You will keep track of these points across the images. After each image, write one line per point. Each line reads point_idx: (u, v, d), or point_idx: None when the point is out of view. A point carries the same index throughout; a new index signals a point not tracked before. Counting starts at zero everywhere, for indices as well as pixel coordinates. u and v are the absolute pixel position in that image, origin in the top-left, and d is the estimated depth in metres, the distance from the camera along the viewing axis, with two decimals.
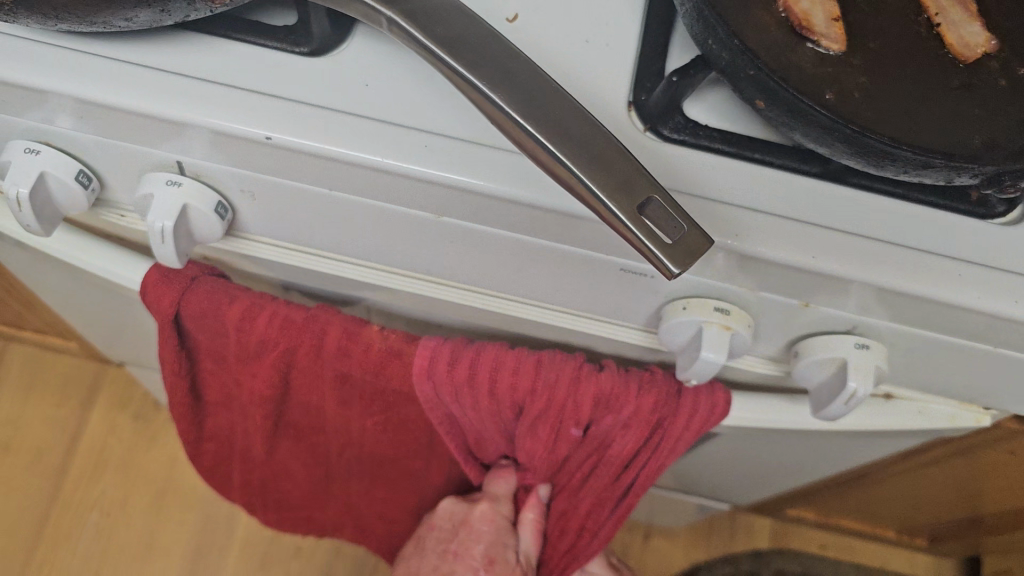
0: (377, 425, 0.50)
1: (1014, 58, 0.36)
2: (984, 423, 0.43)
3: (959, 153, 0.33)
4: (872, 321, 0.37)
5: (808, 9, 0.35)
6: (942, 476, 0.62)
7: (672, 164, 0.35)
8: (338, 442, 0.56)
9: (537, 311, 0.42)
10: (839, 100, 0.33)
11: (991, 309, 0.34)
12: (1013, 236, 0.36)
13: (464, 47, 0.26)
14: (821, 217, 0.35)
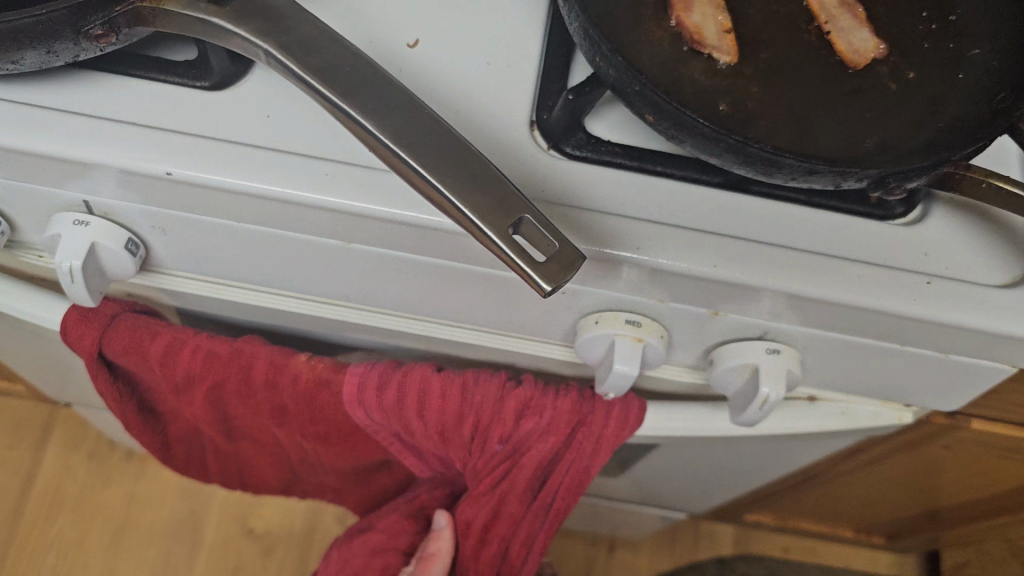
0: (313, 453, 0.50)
1: (903, 62, 0.37)
2: (907, 420, 0.44)
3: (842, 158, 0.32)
4: (783, 326, 0.37)
5: (700, 23, 0.36)
6: (886, 474, 0.63)
7: (576, 179, 0.35)
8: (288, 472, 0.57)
9: (458, 332, 0.42)
10: (731, 110, 0.34)
11: (893, 309, 0.35)
12: (912, 235, 0.36)
13: (341, 76, 0.27)
14: (725, 228, 0.35)
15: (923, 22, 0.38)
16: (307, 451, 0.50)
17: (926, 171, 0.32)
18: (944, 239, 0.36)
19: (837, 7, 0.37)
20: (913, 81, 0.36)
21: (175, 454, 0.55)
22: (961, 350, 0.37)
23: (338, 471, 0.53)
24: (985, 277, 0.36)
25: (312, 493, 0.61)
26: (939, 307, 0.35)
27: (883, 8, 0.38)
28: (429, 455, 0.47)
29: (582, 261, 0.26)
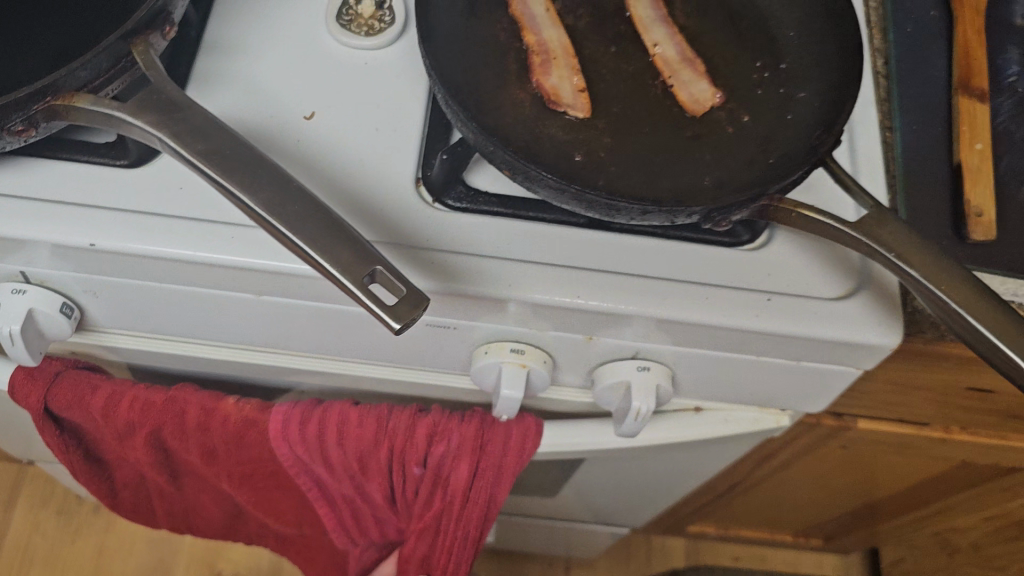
0: (249, 501, 0.54)
1: (739, 107, 0.42)
2: (784, 423, 0.49)
3: (668, 198, 0.36)
4: (650, 346, 0.42)
5: (557, 83, 0.41)
6: (800, 476, 0.68)
7: (456, 227, 0.40)
8: (236, 513, 0.61)
9: (372, 369, 0.46)
10: (585, 160, 0.39)
11: (738, 325, 0.40)
12: (758, 259, 0.41)
13: (223, 158, 0.32)
14: (591, 262, 0.40)
15: (756, 71, 0.43)
16: (246, 499, 0.54)
17: (742, 207, 0.36)
18: (786, 260, 0.41)
19: (679, 62, 0.41)
20: (747, 124, 0.41)
21: (122, 487, 0.58)
22: (808, 358, 0.42)
23: (280, 520, 0.57)
24: (823, 290, 0.41)
25: (262, 535, 0.64)
26: (780, 321, 0.40)
27: (723, 60, 0.43)
28: (355, 497, 0.50)
29: (428, 302, 0.30)
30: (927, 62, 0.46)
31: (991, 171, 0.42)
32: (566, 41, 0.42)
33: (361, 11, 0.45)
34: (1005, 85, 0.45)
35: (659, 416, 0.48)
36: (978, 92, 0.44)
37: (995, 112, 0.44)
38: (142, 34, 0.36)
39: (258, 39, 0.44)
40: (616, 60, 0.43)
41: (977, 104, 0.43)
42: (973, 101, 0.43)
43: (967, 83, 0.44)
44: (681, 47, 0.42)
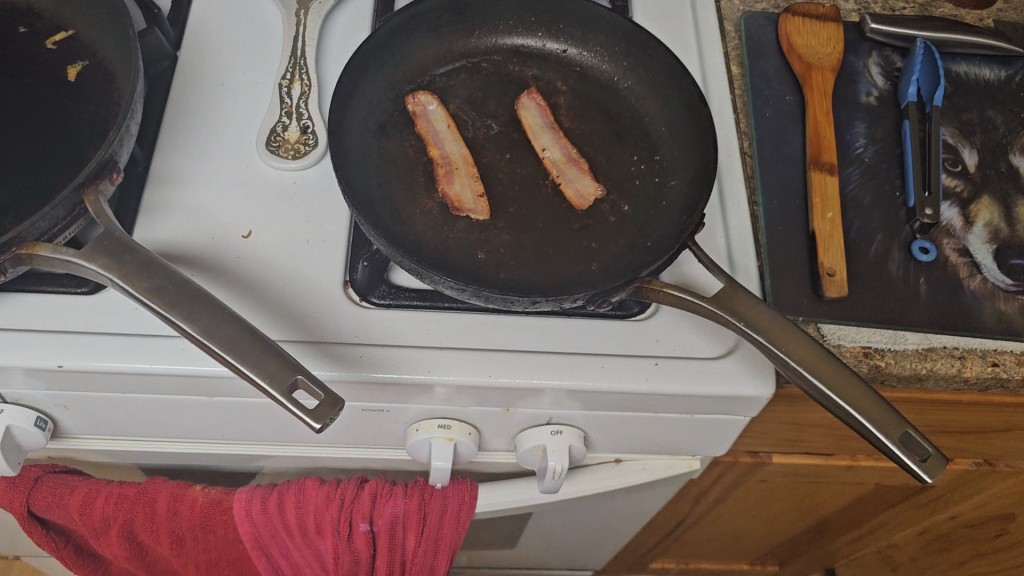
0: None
1: (620, 198, 0.48)
2: (696, 466, 0.54)
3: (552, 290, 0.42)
4: (560, 411, 0.47)
5: (459, 191, 0.47)
6: (737, 509, 0.73)
7: (380, 322, 0.46)
8: None
9: (320, 450, 0.52)
10: (487, 257, 0.45)
11: (632, 388, 0.45)
12: (648, 328, 0.47)
13: (164, 293, 0.37)
14: (500, 343, 0.46)
15: (635, 164, 0.49)
16: None
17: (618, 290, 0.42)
18: (671, 326, 0.47)
19: (565, 162, 0.48)
20: (627, 212, 0.48)
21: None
22: (700, 411, 0.47)
23: None
24: (705, 349, 0.46)
25: None
26: (668, 381, 0.45)
27: (604, 157, 0.50)
28: None
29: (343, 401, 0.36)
30: (785, 141, 0.53)
31: (841, 235, 0.48)
32: (465, 152, 0.48)
33: (287, 137, 0.51)
34: (852, 156, 0.52)
35: (582, 469, 0.54)
36: (827, 166, 0.50)
37: (845, 181, 0.51)
38: (93, 184, 0.42)
39: (197, 168, 0.50)
40: (511, 165, 0.49)
41: (827, 177, 0.50)
42: (823, 175, 0.50)
43: (818, 158, 0.51)
44: (565, 149, 0.48)
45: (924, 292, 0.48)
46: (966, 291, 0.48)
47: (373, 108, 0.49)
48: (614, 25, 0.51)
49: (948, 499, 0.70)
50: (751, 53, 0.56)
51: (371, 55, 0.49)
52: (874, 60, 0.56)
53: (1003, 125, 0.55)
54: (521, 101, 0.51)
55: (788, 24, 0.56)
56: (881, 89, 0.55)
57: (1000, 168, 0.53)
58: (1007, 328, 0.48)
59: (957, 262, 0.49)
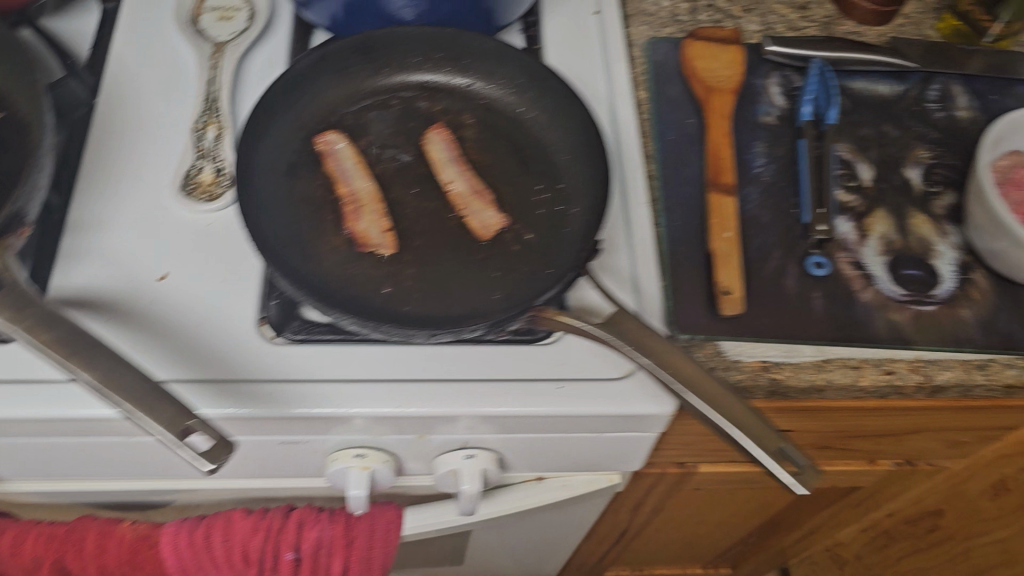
0: None
1: (523, 227, 0.50)
2: (616, 479, 0.56)
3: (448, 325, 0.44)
4: (471, 436, 0.49)
5: (366, 227, 0.48)
6: (677, 516, 0.75)
7: (292, 359, 0.47)
8: None
9: (247, 482, 0.53)
10: (393, 291, 0.47)
11: (537, 412, 0.46)
12: (555, 351, 0.48)
13: (66, 341, 0.38)
14: (410, 373, 0.47)
15: (538, 193, 0.51)
16: None
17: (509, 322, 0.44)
18: (577, 349, 0.48)
19: (470, 195, 0.50)
20: (530, 241, 0.50)
21: None
22: (609, 430, 0.49)
23: None
24: (610, 370, 0.48)
25: None
26: (571, 402, 0.47)
27: (508, 188, 0.52)
28: None
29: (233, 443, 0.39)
30: (687, 164, 0.55)
31: (738, 254, 0.50)
32: (373, 188, 0.49)
33: (202, 179, 0.52)
34: (752, 176, 0.54)
35: (507, 488, 0.56)
36: (725, 188, 0.52)
37: (744, 200, 0.53)
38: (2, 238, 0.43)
39: (114, 214, 0.51)
40: (418, 199, 0.51)
41: (725, 199, 0.52)
42: (721, 196, 0.52)
43: (717, 180, 0.53)
44: (470, 180, 0.50)
45: (819, 306, 0.50)
46: (859, 302, 0.50)
47: (282, 149, 0.51)
48: (514, 59, 0.53)
49: (878, 497, 0.72)
50: (656, 78, 0.58)
51: (278, 99, 0.51)
52: (775, 80, 0.58)
53: (897, 139, 0.57)
54: (427, 135, 0.52)
55: (692, 48, 0.58)
56: (781, 108, 0.57)
57: (894, 181, 0.55)
58: (898, 337, 0.50)
59: (851, 275, 0.51)
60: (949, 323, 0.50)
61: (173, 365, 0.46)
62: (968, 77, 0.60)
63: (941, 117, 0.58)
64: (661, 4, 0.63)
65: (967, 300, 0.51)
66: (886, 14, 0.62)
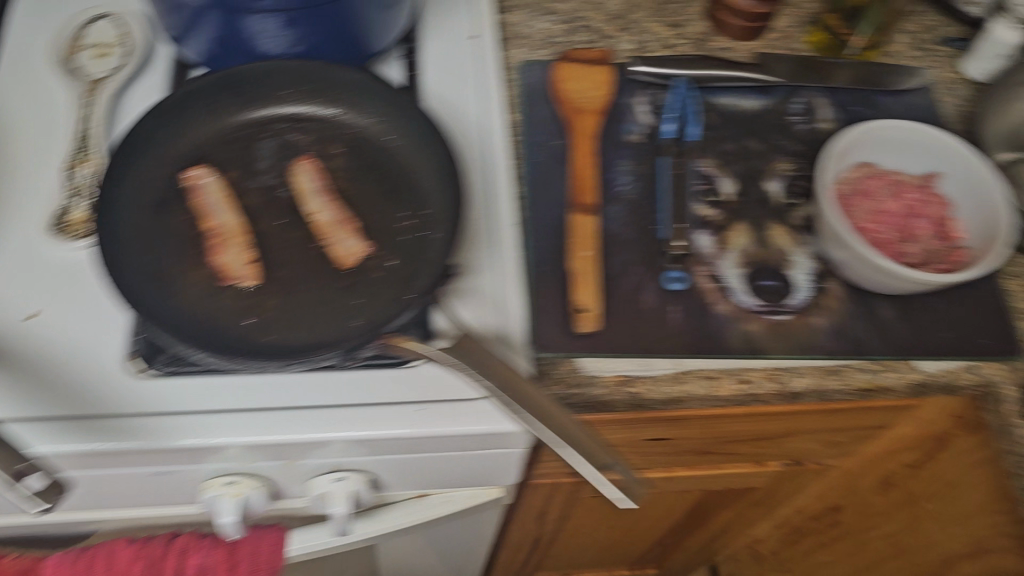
0: None
1: (385, 252, 0.52)
2: (495, 493, 0.58)
3: (296, 354, 0.45)
4: (338, 459, 0.50)
5: (230, 259, 0.49)
6: (585, 520, 0.77)
7: (157, 394, 0.48)
8: None
9: (130, 511, 0.54)
10: (256, 321, 0.49)
11: (396, 434, 0.48)
12: (414, 374, 0.49)
13: None
14: (275, 401, 0.48)
15: (400, 219, 0.53)
16: None
17: (356, 348, 0.46)
18: (436, 373, 0.49)
19: (332, 225, 0.51)
20: (392, 267, 0.51)
21: None
22: (478, 448, 0.51)
23: None
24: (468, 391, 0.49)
25: None
26: (430, 424, 0.48)
27: (372, 216, 0.53)
28: None
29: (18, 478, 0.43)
30: (552, 186, 0.56)
31: (593, 273, 0.52)
32: (239, 222, 0.50)
33: (73, 217, 0.53)
34: (615, 195, 0.56)
35: (391, 506, 0.57)
36: (585, 208, 0.54)
37: (607, 219, 0.55)
38: None
39: None
40: (283, 230, 0.52)
41: (585, 219, 0.54)
42: (582, 217, 0.54)
43: (578, 200, 0.54)
44: (334, 211, 0.51)
45: (675, 319, 0.52)
46: (714, 314, 0.52)
47: (148, 186, 0.52)
48: (376, 89, 0.55)
49: (776, 494, 0.74)
50: (527, 101, 0.60)
51: (143, 138, 0.52)
52: (643, 99, 0.60)
53: (760, 152, 0.59)
54: (295, 166, 0.53)
55: (561, 69, 0.59)
56: (647, 126, 0.59)
57: (755, 194, 0.57)
58: (750, 347, 0.51)
59: (708, 288, 0.53)
60: (802, 332, 0.52)
61: (39, 405, 0.46)
62: (833, 89, 0.62)
63: (803, 129, 0.60)
64: (536, 26, 0.65)
65: (820, 308, 0.53)
66: (754, 29, 0.64)
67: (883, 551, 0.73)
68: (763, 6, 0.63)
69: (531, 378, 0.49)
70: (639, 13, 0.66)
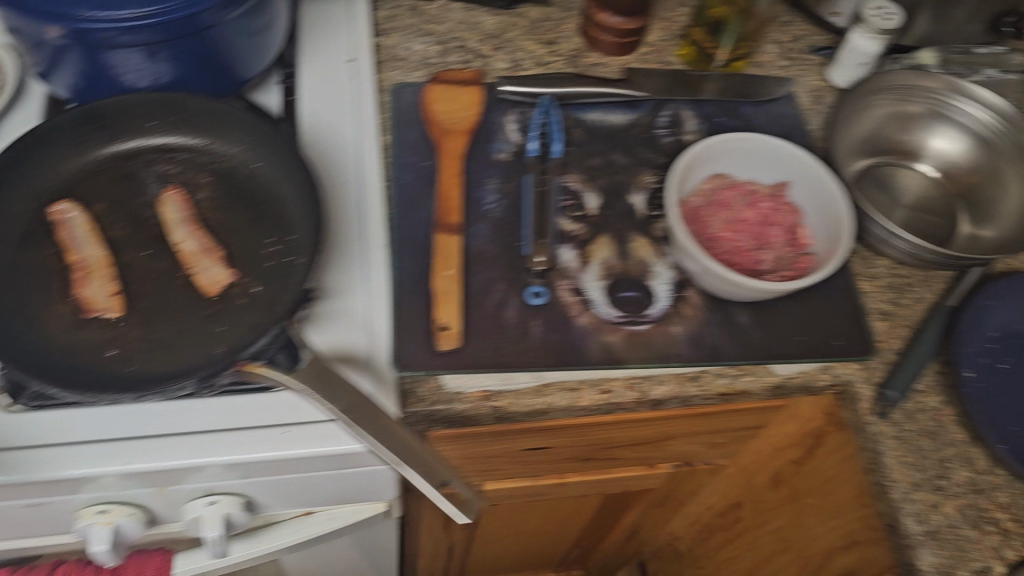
0: None
1: (250, 279, 0.53)
2: (381, 506, 0.59)
3: (146, 388, 0.46)
4: (209, 484, 0.51)
5: (93, 292, 0.50)
6: (495, 527, 0.79)
7: (20, 429, 0.48)
8: None
9: (11, 543, 0.55)
10: (117, 354, 0.49)
11: (260, 457, 0.49)
12: (274, 399, 0.51)
13: None
14: (140, 431, 0.49)
15: (266, 246, 0.54)
16: None
17: (211, 378, 0.47)
18: (281, 400, 0.51)
19: (198, 253, 0.52)
20: (256, 293, 0.52)
21: None
22: (348, 465, 0.52)
23: None
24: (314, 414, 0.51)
25: None
26: (292, 446, 0.49)
27: (238, 244, 0.54)
28: None
29: None
30: (419, 207, 0.58)
31: (457, 292, 0.53)
32: (104, 254, 0.52)
33: None
34: (481, 213, 0.58)
35: (277, 525, 0.58)
36: (450, 227, 0.56)
37: (471, 237, 0.57)
38: None
39: None
40: (149, 262, 0.53)
41: (450, 238, 0.55)
42: (447, 236, 0.55)
43: (443, 220, 0.56)
44: (200, 240, 0.53)
45: (536, 333, 0.53)
46: (575, 326, 0.54)
47: (14, 223, 0.53)
48: (241, 119, 0.56)
49: (678, 489, 0.77)
50: (399, 124, 0.62)
51: (7, 175, 0.53)
52: (512, 117, 0.62)
53: (625, 166, 0.61)
54: (162, 198, 0.54)
55: (430, 92, 0.61)
56: (515, 144, 0.61)
57: (619, 208, 0.59)
58: (609, 357, 0.53)
59: (570, 301, 0.55)
60: (659, 340, 0.54)
61: None
62: (699, 102, 0.64)
63: (668, 142, 0.62)
64: (412, 49, 0.66)
65: (678, 316, 0.55)
66: (624, 45, 0.66)
67: (776, 545, 0.75)
68: (629, 22, 0.65)
69: (399, 399, 0.51)
70: (514, 32, 0.68)
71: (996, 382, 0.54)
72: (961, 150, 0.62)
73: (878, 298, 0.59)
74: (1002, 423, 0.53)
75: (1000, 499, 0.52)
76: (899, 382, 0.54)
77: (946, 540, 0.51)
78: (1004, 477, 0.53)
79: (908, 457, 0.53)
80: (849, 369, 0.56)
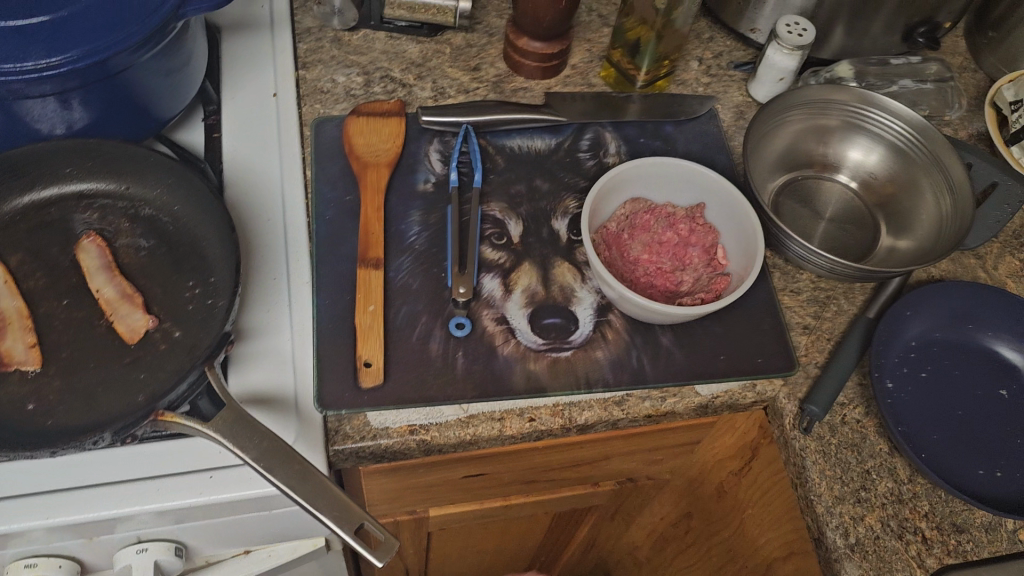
0: None
1: (171, 324, 0.53)
2: (321, 543, 0.59)
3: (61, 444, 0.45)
4: (138, 532, 0.51)
5: (10, 345, 0.50)
6: (448, 550, 0.79)
7: None
8: None
9: None
10: (36, 407, 0.49)
11: (185, 503, 0.49)
12: (197, 445, 0.51)
13: None
14: (61, 483, 0.49)
15: (189, 289, 0.54)
16: None
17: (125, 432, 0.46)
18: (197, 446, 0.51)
19: (119, 300, 0.53)
20: (177, 337, 0.52)
21: None
22: (275, 507, 0.52)
23: None
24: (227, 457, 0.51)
25: None
26: (216, 491, 0.49)
27: (160, 289, 0.54)
28: None
29: None
30: (343, 242, 0.58)
31: (381, 326, 0.54)
32: (21, 304, 0.52)
33: None
34: (405, 245, 0.58)
35: (217, 565, 0.58)
36: (373, 262, 0.56)
37: (394, 271, 0.57)
38: None
39: None
40: (68, 310, 0.53)
41: (371, 273, 0.56)
42: (369, 271, 0.56)
43: (365, 256, 0.56)
44: (120, 285, 0.53)
45: (460, 364, 0.54)
46: (499, 356, 0.54)
47: None
48: (158, 162, 0.56)
49: (629, 503, 0.78)
50: (323, 158, 0.62)
51: None
52: (435, 147, 0.63)
53: (548, 192, 0.61)
54: (83, 245, 0.55)
55: (352, 125, 0.62)
56: (439, 174, 0.61)
57: (542, 234, 0.59)
58: (534, 386, 0.53)
59: (494, 331, 0.55)
60: (582, 366, 0.54)
61: None
62: (620, 124, 0.65)
63: (591, 166, 0.63)
64: (336, 80, 0.67)
65: (602, 341, 0.56)
66: (547, 69, 0.67)
67: (721, 559, 0.75)
68: (549, 47, 0.66)
69: (324, 436, 0.51)
70: (438, 60, 0.69)
71: (915, 392, 0.55)
72: (876, 161, 0.64)
73: (800, 313, 0.60)
74: (920, 433, 0.54)
75: (922, 508, 0.53)
76: (820, 397, 0.55)
77: (869, 551, 0.51)
78: (925, 486, 0.54)
79: (831, 471, 0.54)
80: (773, 386, 0.57)
